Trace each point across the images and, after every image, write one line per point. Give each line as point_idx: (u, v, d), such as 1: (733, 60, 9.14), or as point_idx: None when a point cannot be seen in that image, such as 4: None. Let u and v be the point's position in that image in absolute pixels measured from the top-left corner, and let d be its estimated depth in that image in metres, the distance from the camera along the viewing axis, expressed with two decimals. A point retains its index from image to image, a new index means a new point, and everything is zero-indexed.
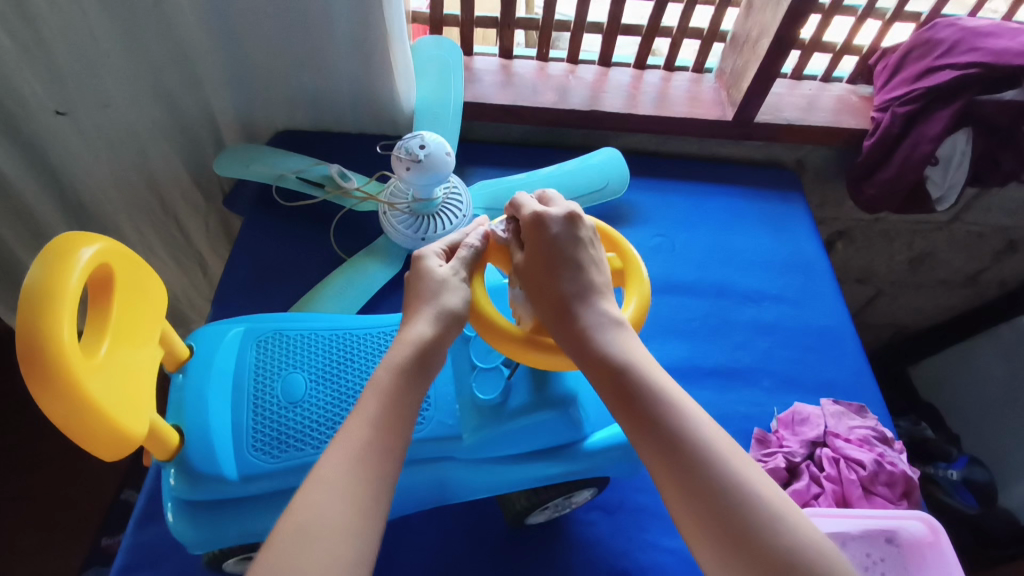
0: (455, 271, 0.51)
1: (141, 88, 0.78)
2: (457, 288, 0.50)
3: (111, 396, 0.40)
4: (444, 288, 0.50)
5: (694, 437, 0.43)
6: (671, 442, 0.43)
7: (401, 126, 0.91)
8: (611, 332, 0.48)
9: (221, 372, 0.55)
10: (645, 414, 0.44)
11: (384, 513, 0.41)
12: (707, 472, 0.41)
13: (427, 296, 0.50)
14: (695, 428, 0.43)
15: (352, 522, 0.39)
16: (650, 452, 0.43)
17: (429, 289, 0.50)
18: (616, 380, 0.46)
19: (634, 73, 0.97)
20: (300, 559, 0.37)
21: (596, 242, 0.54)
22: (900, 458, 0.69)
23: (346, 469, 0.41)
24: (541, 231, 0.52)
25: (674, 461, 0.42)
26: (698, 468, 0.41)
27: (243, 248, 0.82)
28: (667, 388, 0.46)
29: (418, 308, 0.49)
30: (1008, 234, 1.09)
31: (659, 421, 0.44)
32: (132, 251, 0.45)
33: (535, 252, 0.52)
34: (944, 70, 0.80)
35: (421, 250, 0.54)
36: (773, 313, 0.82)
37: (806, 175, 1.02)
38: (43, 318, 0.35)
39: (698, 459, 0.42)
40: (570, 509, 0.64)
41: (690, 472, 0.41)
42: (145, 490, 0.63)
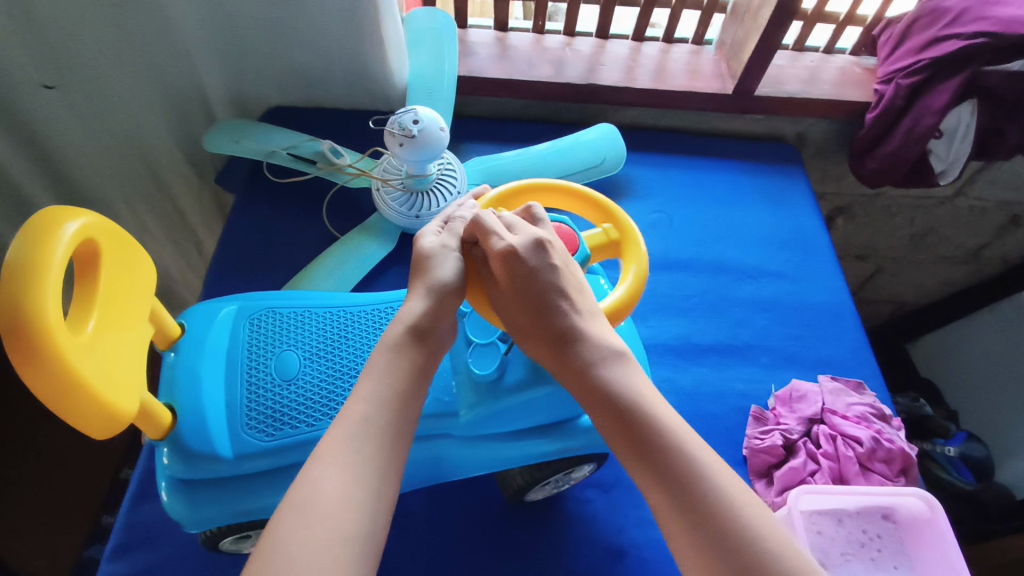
0: (446, 243, 0.50)
1: (128, 63, 0.76)
2: (450, 259, 0.49)
3: (101, 374, 0.39)
4: (436, 263, 0.49)
5: (701, 480, 0.41)
6: (677, 488, 0.41)
7: (394, 101, 0.89)
8: (609, 369, 0.45)
9: (214, 349, 0.54)
10: (649, 459, 0.42)
11: (384, 490, 0.41)
12: (715, 519, 0.39)
13: (420, 273, 0.49)
14: (703, 471, 0.41)
15: (352, 495, 0.39)
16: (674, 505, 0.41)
17: (423, 265, 0.49)
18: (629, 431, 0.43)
19: (633, 45, 0.95)
20: (299, 541, 0.36)
21: (568, 264, 0.49)
22: (899, 434, 0.69)
23: (342, 447, 0.40)
24: (518, 268, 0.46)
25: (682, 508, 0.40)
26: (707, 516, 0.39)
27: (235, 226, 0.81)
28: (672, 428, 0.43)
29: (413, 285, 0.48)
30: (1011, 209, 1.07)
31: (665, 464, 0.41)
32: (118, 226, 0.44)
33: (518, 290, 0.47)
34: (950, 41, 0.78)
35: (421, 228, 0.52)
36: (772, 290, 0.81)
37: (808, 150, 1.00)
38: (25, 292, 0.34)
39: (707, 505, 0.40)
40: (569, 486, 0.64)
41: (699, 519, 0.40)
42: (139, 470, 0.62)
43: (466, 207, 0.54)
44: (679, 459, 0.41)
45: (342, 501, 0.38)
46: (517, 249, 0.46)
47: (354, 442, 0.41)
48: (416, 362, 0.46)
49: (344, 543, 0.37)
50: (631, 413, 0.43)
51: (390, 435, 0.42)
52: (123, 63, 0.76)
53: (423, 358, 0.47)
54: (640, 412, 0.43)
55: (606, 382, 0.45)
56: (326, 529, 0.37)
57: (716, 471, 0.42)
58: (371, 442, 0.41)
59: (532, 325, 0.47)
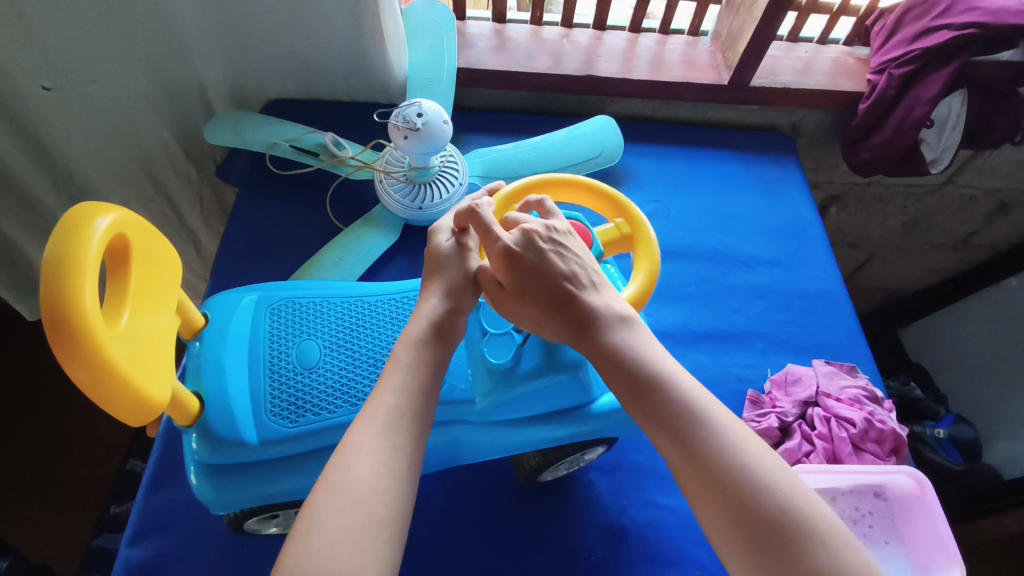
0: (459, 246, 0.52)
1: (129, 59, 0.77)
2: (463, 261, 0.52)
3: (134, 362, 0.41)
4: (454, 262, 0.52)
5: (705, 425, 0.43)
6: (682, 436, 0.43)
7: (394, 94, 0.90)
8: (619, 337, 0.47)
9: (237, 338, 0.56)
10: (658, 415, 0.44)
11: (415, 474, 0.43)
12: (717, 462, 0.42)
13: (440, 269, 0.52)
14: (709, 421, 0.43)
15: (383, 482, 0.40)
16: (680, 458, 0.43)
17: (442, 263, 0.52)
18: (646, 399, 0.45)
19: (629, 37, 0.96)
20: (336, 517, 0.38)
21: (559, 242, 0.50)
22: (890, 416, 0.71)
23: (375, 434, 0.42)
24: (518, 260, 0.49)
25: (688, 451, 0.43)
26: (710, 460, 0.42)
27: (239, 220, 0.82)
28: (679, 383, 0.45)
29: (431, 282, 0.51)
30: (1000, 196, 1.09)
31: (671, 415, 0.44)
32: (146, 220, 0.45)
33: (523, 279, 0.49)
34: (941, 31, 0.80)
35: (436, 222, 0.54)
36: (767, 277, 0.83)
37: (802, 139, 1.02)
38: (65, 286, 0.35)
39: (708, 449, 0.42)
40: (579, 466, 0.66)
41: (703, 462, 0.42)
42: (153, 458, 0.64)
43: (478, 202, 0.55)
44: (684, 407, 0.44)
45: (376, 487, 0.40)
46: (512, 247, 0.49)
47: (382, 430, 0.43)
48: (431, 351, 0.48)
49: (383, 526, 0.39)
50: (638, 369, 0.46)
51: (412, 420, 0.44)
52: (124, 58, 0.76)
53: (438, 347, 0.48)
54: (657, 378, 0.46)
55: (620, 345, 0.47)
56: (361, 513, 0.39)
57: (722, 417, 0.44)
58: (404, 429, 0.43)
59: (544, 313, 0.49)
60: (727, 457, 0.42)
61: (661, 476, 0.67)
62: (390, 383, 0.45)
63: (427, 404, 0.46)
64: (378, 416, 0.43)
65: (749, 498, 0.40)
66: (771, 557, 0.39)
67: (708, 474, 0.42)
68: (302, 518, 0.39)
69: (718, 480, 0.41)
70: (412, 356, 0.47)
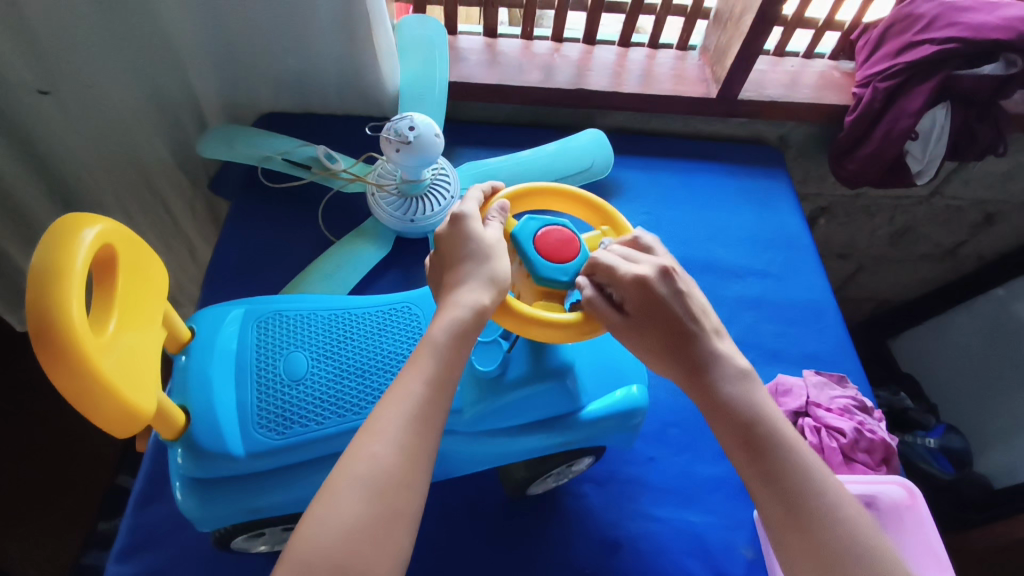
0: (501, 236, 0.50)
1: (124, 72, 0.77)
2: (505, 252, 0.49)
3: (122, 373, 0.41)
4: (496, 252, 0.48)
5: (771, 432, 0.47)
6: (760, 442, 0.47)
7: (386, 107, 0.91)
8: (731, 386, 0.48)
9: (223, 351, 0.55)
10: (741, 419, 0.48)
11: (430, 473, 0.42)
12: (791, 472, 0.46)
13: (479, 260, 0.48)
14: (781, 433, 0.48)
15: (403, 475, 0.40)
16: (744, 452, 0.47)
17: (479, 252, 0.48)
18: (729, 407, 0.48)
19: (619, 51, 0.97)
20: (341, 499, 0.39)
21: (690, 286, 0.51)
22: (880, 426, 0.71)
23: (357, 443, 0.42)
24: (650, 293, 0.48)
25: (756, 450, 0.47)
26: (775, 461, 0.46)
27: (231, 232, 0.82)
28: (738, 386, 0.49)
29: (470, 273, 0.47)
30: (985, 207, 1.11)
31: (736, 416, 0.48)
32: (132, 230, 0.45)
33: (649, 316, 0.49)
34: (924, 45, 0.81)
35: (457, 209, 0.50)
36: (758, 288, 0.84)
37: (790, 152, 1.03)
38: (52, 298, 0.35)
39: (784, 460, 0.46)
40: (565, 480, 0.66)
41: (768, 462, 0.46)
42: (144, 471, 0.63)
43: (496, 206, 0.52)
44: (748, 409, 0.48)
45: (398, 480, 0.40)
46: (648, 278, 0.48)
47: (408, 422, 0.42)
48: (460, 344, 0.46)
49: (399, 522, 0.39)
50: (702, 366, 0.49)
51: (435, 414, 0.43)
52: (118, 72, 0.77)
53: (469, 341, 0.46)
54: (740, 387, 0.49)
55: (715, 366, 0.49)
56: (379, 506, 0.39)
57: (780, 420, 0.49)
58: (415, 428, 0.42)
59: (664, 355, 0.49)
60: (789, 458, 0.47)
61: (653, 488, 0.67)
62: (420, 366, 0.44)
63: (447, 396, 0.45)
64: (404, 403, 0.42)
65: (804, 492, 0.45)
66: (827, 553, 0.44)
67: (769, 471, 0.46)
68: (321, 494, 0.39)
69: (779, 475, 0.46)
70: (448, 343, 0.45)
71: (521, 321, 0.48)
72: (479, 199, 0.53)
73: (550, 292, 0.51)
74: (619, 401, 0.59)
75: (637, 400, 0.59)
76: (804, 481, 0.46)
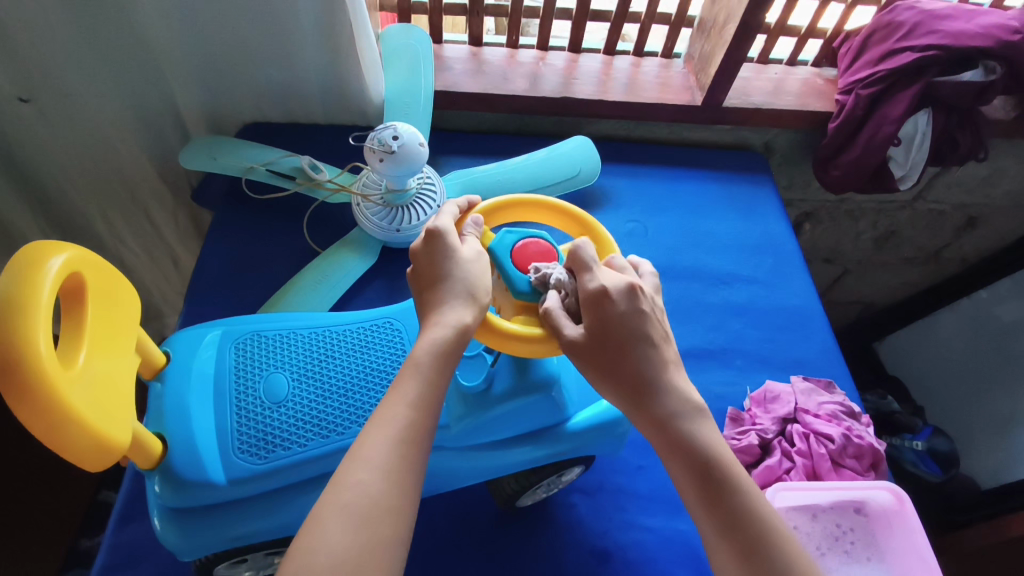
0: (481, 254, 0.49)
1: (105, 82, 0.76)
2: (486, 270, 0.49)
3: (93, 404, 0.40)
4: (477, 270, 0.48)
5: (708, 451, 0.45)
6: (697, 459, 0.45)
7: (371, 117, 0.90)
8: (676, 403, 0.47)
9: (201, 376, 0.54)
10: (673, 433, 0.46)
11: (413, 498, 0.41)
12: (727, 488, 0.44)
13: (458, 279, 0.47)
14: (717, 451, 0.46)
15: (392, 500, 0.40)
16: (680, 467, 0.46)
17: (458, 270, 0.47)
18: (665, 424, 0.46)
19: (604, 59, 0.97)
20: (325, 526, 0.38)
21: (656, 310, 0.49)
22: (868, 431, 0.72)
23: (345, 464, 0.41)
24: (604, 308, 0.46)
25: (694, 464, 0.45)
26: (734, 509, 0.44)
27: (215, 242, 0.81)
28: (691, 417, 0.46)
29: (449, 293, 0.47)
30: (967, 211, 1.12)
31: (694, 456, 0.45)
32: (101, 256, 0.44)
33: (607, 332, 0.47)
34: (905, 53, 0.82)
35: (434, 223, 0.49)
36: (745, 294, 0.84)
37: (775, 158, 1.04)
38: (18, 332, 0.34)
39: (721, 477, 0.45)
40: (556, 491, 0.65)
41: (726, 509, 0.44)
42: (124, 490, 0.62)
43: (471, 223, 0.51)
44: (705, 448, 0.45)
45: (386, 506, 0.39)
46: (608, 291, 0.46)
47: (392, 442, 0.41)
48: (445, 366, 0.45)
49: (386, 548, 0.39)
50: (653, 394, 0.46)
51: (424, 433, 0.43)
52: (99, 83, 0.76)
53: (452, 362, 0.45)
54: (672, 405, 0.47)
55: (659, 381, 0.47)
56: (366, 531, 0.38)
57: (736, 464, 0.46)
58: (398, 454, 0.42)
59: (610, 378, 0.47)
60: (747, 505, 0.44)
61: (643, 497, 0.67)
62: (402, 391, 0.44)
63: (436, 417, 0.44)
64: (387, 428, 0.42)
65: (737, 508, 0.44)
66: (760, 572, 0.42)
67: (729, 519, 0.43)
68: (305, 523, 0.39)
69: (740, 524, 0.43)
70: (433, 365, 0.44)
71: (497, 338, 0.48)
72: (454, 214, 0.52)
73: (529, 305, 0.51)
74: (604, 412, 0.59)
75: None
76: (764, 530, 0.43)
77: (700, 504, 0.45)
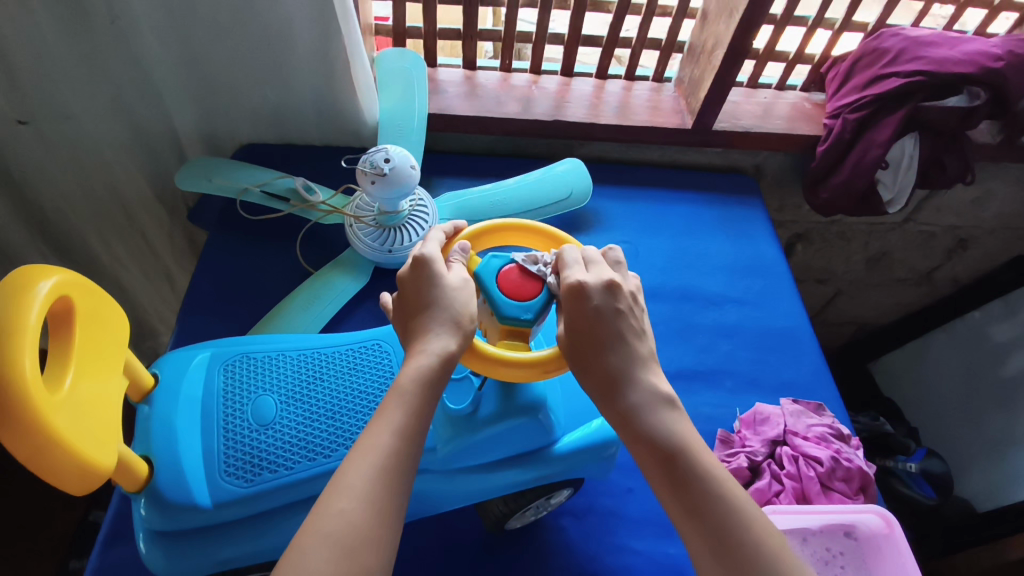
0: (468, 280, 0.49)
1: (104, 104, 0.78)
2: (472, 296, 0.49)
3: (77, 427, 0.40)
4: (463, 298, 0.48)
5: (678, 439, 0.45)
6: (662, 448, 0.44)
7: (365, 139, 0.91)
8: (637, 395, 0.46)
9: (189, 398, 0.55)
10: (629, 420, 0.46)
11: (399, 527, 0.41)
12: (699, 480, 0.43)
13: (444, 307, 0.47)
14: (692, 442, 0.45)
15: (377, 530, 0.39)
16: (645, 453, 0.45)
17: (443, 297, 0.48)
18: (620, 410, 0.46)
19: (596, 82, 0.99)
20: (308, 557, 0.38)
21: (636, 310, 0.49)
22: (857, 453, 0.72)
23: (333, 496, 0.40)
24: (581, 302, 0.47)
25: (664, 457, 0.44)
26: (701, 497, 0.43)
27: (208, 262, 0.81)
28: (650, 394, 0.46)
29: (434, 319, 0.47)
30: (957, 233, 1.13)
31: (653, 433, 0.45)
32: (89, 279, 0.44)
33: (580, 325, 0.47)
34: (891, 78, 0.84)
35: (421, 251, 0.49)
36: (735, 316, 0.84)
37: (765, 181, 1.05)
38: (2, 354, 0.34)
39: (690, 466, 0.44)
40: (545, 513, 0.65)
41: (690, 495, 0.43)
42: (111, 511, 0.62)
43: (457, 251, 0.52)
44: (673, 436, 0.45)
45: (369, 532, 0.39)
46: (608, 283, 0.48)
47: (377, 470, 0.41)
48: (431, 393, 0.45)
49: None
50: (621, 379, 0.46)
51: (410, 461, 0.43)
52: (96, 104, 0.77)
53: (439, 388, 0.46)
54: (626, 390, 0.46)
55: (619, 373, 0.46)
56: (351, 564, 0.38)
57: (706, 453, 0.45)
58: (387, 482, 0.41)
59: (585, 363, 0.47)
60: (705, 477, 0.44)
61: (633, 520, 0.66)
62: (389, 419, 0.44)
63: (421, 444, 0.44)
64: (373, 457, 0.42)
65: (709, 501, 0.43)
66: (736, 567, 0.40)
67: (693, 504, 0.43)
68: (289, 554, 0.38)
69: (684, 484, 0.43)
70: (417, 393, 0.44)
71: (482, 361, 0.49)
72: (440, 240, 0.53)
73: (515, 330, 0.51)
74: (591, 433, 0.59)
75: (613, 430, 0.59)
76: (733, 517, 0.42)
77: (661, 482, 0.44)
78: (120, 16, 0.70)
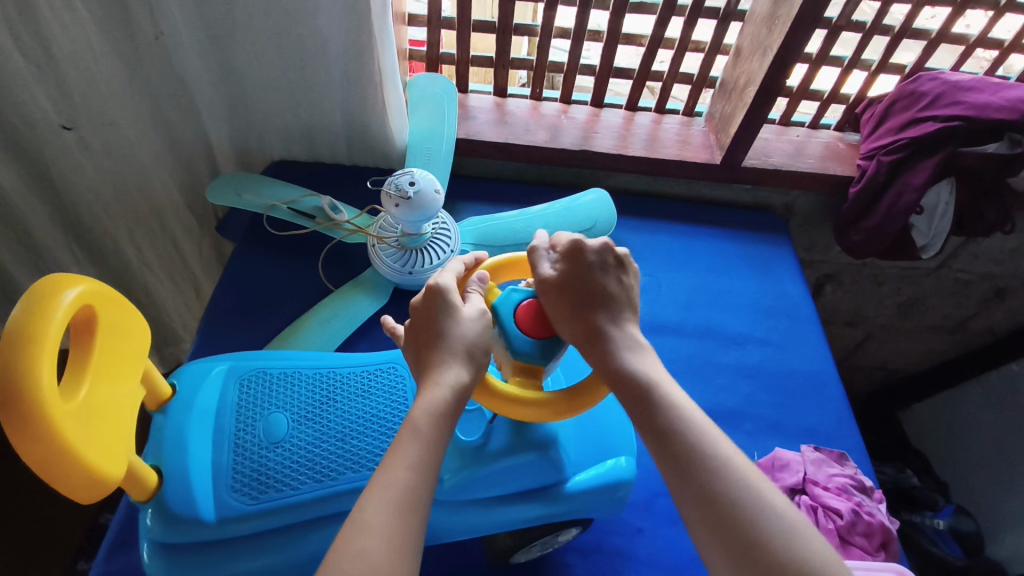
0: (484, 312, 0.49)
1: (144, 114, 0.80)
2: (488, 330, 0.49)
3: (89, 437, 0.40)
4: (479, 331, 0.48)
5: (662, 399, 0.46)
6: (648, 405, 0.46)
7: (393, 161, 0.93)
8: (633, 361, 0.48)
9: (203, 411, 0.55)
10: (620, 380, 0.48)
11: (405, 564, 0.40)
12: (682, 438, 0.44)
13: (457, 339, 0.47)
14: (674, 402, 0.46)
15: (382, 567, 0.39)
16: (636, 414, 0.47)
17: (457, 330, 0.47)
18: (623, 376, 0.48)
19: (626, 114, 0.99)
20: None
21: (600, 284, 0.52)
22: (879, 507, 0.69)
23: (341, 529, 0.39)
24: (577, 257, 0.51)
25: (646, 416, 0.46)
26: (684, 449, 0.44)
27: (232, 274, 0.83)
28: (674, 398, 0.46)
29: (447, 350, 0.47)
30: (995, 282, 1.10)
31: (661, 421, 0.45)
32: (115, 290, 0.45)
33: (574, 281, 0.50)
34: (928, 122, 0.82)
35: (438, 281, 0.49)
36: (757, 356, 0.82)
37: (794, 220, 1.03)
38: (23, 361, 0.35)
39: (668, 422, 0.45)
40: (553, 549, 0.63)
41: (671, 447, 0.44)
42: (118, 518, 0.62)
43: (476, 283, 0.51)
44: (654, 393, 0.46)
45: (378, 563, 0.38)
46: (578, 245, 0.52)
47: (386, 505, 0.40)
48: (444, 424, 0.44)
49: None
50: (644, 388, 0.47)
51: (422, 496, 0.42)
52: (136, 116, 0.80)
53: (453, 420, 0.45)
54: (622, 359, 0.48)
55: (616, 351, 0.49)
56: None
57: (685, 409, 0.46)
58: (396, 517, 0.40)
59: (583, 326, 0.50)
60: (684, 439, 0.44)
61: (642, 562, 0.64)
62: (403, 451, 0.43)
63: (434, 478, 0.43)
64: (385, 492, 0.41)
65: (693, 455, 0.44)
66: (722, 523, 0.41)
67: (677, 459, 0.44)
68: None
69: (669, 441, 0.44)
70: (431, 424, 0.44)
71: (498, 399, 0.48)
72: (456, 271, 0.52)
73: (528, 367, 0.51)
74: (604, 473, 0.58)
75: (625, 471, 0.59)
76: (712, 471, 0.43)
77: (683, 495, 0.43)
78: (165, 33, 0.73)
